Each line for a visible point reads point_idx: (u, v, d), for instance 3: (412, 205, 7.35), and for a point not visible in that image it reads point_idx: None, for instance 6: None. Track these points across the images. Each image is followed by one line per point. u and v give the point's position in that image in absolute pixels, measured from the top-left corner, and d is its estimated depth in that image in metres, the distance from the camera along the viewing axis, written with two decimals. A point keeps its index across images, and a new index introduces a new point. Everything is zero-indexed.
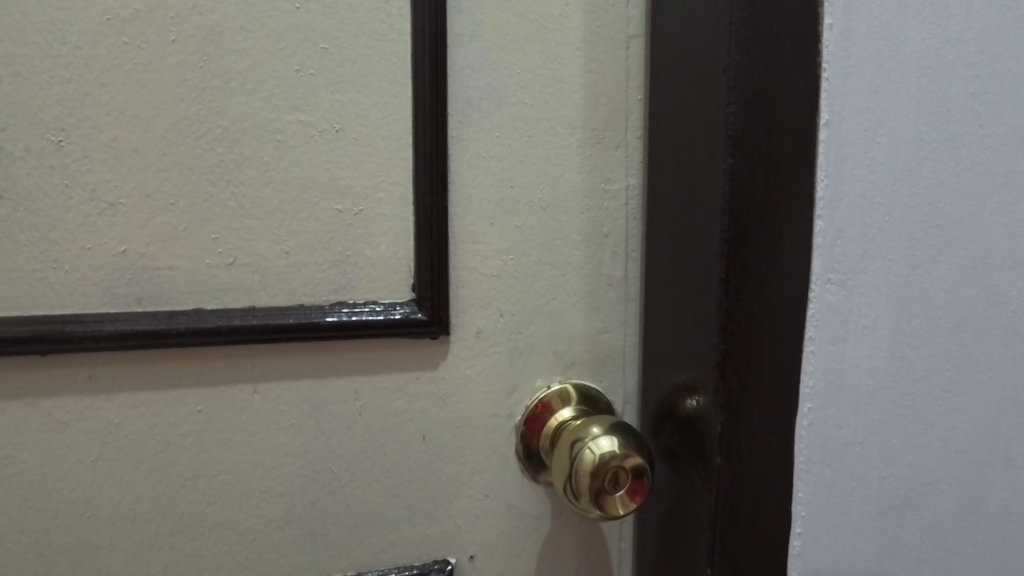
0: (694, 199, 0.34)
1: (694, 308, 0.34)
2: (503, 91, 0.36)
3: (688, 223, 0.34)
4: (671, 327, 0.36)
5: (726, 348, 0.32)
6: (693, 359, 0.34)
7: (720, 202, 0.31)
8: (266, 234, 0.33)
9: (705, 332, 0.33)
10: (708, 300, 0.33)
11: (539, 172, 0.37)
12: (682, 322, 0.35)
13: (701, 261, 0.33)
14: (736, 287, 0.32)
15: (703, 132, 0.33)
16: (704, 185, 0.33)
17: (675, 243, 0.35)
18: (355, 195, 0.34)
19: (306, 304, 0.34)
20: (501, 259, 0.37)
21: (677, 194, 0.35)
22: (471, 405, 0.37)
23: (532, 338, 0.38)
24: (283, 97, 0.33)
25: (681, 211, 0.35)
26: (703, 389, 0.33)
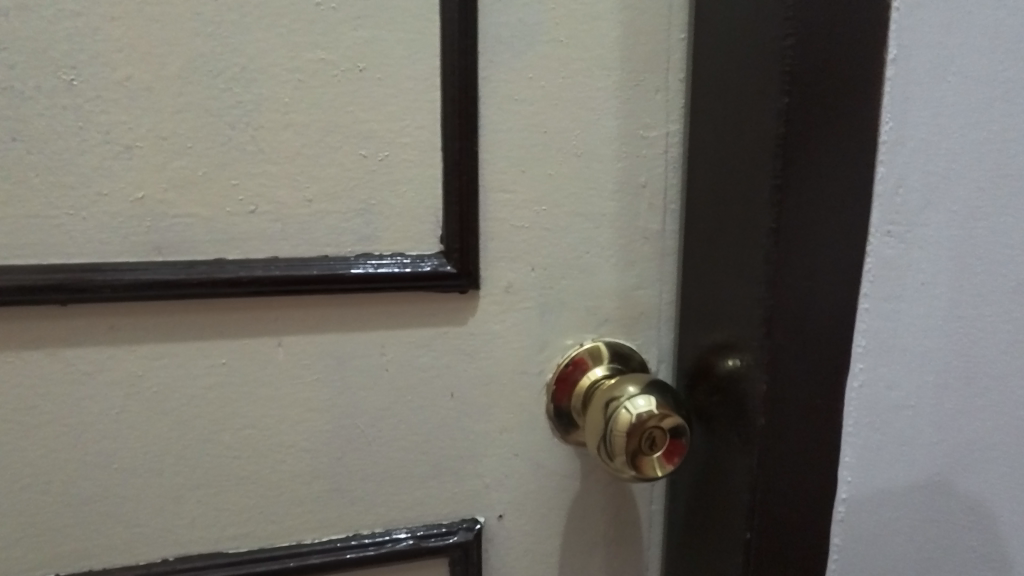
0: (741, 142, 0.31)
1: (738, 262, 0.32)
2: (536, 27, 0.34)
3: (734, 171, 0.32)
4: (711, 283, 0.34)
5: (773, 304, 0.30)
6: (735, 315, 0.32)
7: (771, 147, 0.29)
8: (288, 181, 0.32)
9: (750, 286, 0.31)
10: (754, 254, 0.30)
11: (574, 117, 0.35)
12: (723, 276, 0.33)
13: (747, 212, 0.31)
14: (785, 238, 0.30)
15: (754, 69, 0.30)
16: (752, 129, 0.30)
17: (718, 193, 0.33)
18: (379, 140, 0.32)
19: (330, 255, 0.33)
20: (533, 210, 0.35)
21: (721, 139, 0.33)
22: (500, 362, 0.36)
23: (564, 293, 0.36)
24: (303, 33, 0.31)
25: (726, 158, 0.32)
26: (746, 346, 0.31)
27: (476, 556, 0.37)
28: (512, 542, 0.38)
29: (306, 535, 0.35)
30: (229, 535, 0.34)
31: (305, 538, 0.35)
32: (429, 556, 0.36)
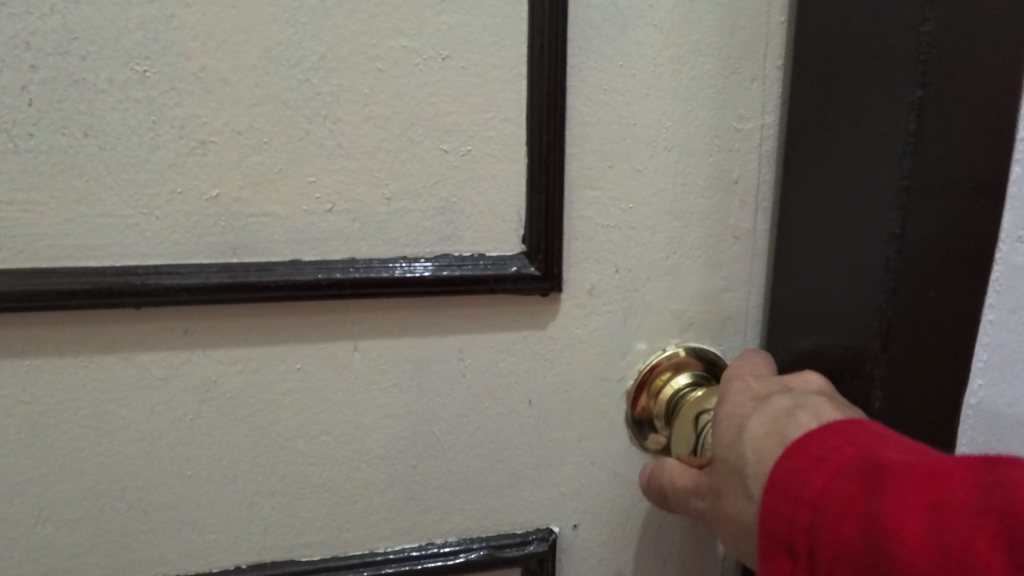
0: (859, 139, 0.29)
1: (850, 269, 0.29)
2: (629, 10, 0.31)
3: (849, 171, 0.29)
4: (812, 289, 0.32)
5: (893, 314, 0.28)
6: (844, 325, 0.30)
7: (903, 146, 0.26)
8: (368, 177, 0.30)
9: (864, 295, 0.29)
10: (874, 261, 0.28)
11: (664, 108, 0.33)
12: (830, 283, 0.31)
13: (867, 216, 0.28)
14: (911, 243, 0.27)
15: (880, 58, 0.27)
16: (876, 125, 0.28)
17: (825, 194, 0.31)
18: (462, 134, 0.30)
19: (409, 256, 0.31)
20: (619, 208, 0.33)
21: (831, 134, 0.30)
22: (580, 368, 0.34)
23: (649, 296, 0.34)
24: (385, 19, 0.29)
25: (836, 157, 0.30)
26: (858, 358, 0.29)
27: (551, 566, 0.36)
28: (586, 552, 0.37)
29: (380, 544, 0.34)
30: (303, 542, 0.33)
31: (379, 547, 0.34)
32: (504, 566, 0.35)
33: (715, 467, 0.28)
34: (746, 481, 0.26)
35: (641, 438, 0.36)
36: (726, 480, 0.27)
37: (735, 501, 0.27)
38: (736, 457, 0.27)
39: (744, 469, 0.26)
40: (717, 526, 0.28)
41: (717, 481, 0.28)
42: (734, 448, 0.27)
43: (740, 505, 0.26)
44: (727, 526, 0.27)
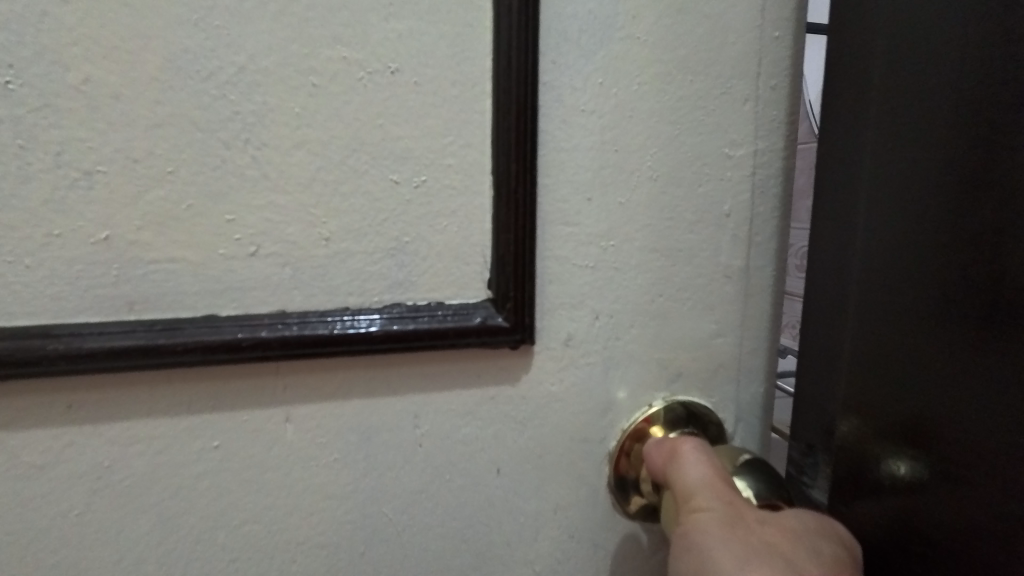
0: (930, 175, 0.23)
1: (942, 340, 0.23)
2: (609, 21, 0.27)
3: (909, 214, 0.24)
4: (874, 327, 0.26)
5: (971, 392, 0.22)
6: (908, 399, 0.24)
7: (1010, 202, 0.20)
8: (301, 215, 0.25)
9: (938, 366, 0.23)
10: (964, 339, 0.22)
11: (648, 132, 0.29)
12: (889, 346, 0.25)
13: (970, 290, 0.22)
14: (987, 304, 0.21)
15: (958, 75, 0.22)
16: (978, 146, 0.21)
17: (880, 239, 0.25)
18: (415, 162, 0.26)
19: (353, 307, 0.26)
20: (599, 246, 0.29)
21: (951, 162, 0.22)
22: (556, 430, 0.30)
23: (632, 345, 0.30)
24: (321, 24, 0.24)
25: (941, 195, 0.23)
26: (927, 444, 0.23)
27: None
28: None
29: None
30: None
31: None
32: None
33: (775, 517, 0.25)
34: (794, 556, 0.23)
35: (642, 424, 0.31)
36: (780, 535, 0.24)
37: (772, 547, 0.24)
38: (808, 540, 0.24)
39: (802, 553, 0.24)
40: (713, 529, 0.25)
41: (768, 521, 0.25)
42: (807, 534, 0.24)
43: (771, 554, 0.23)
44: (735, 544, 0.24)
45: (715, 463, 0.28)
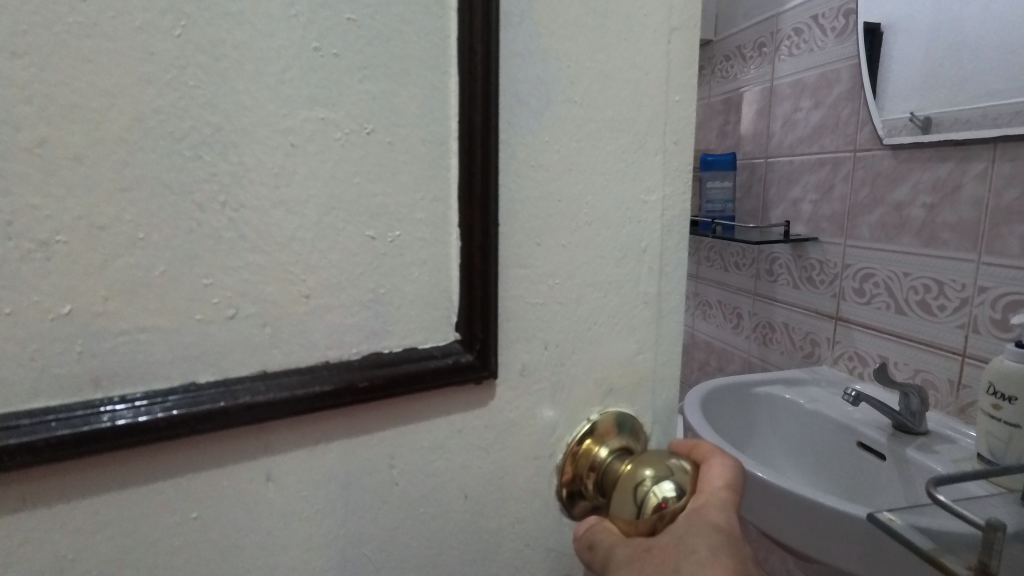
0: None
1: None
2: (553, 86, 0.30)
3: None
4: None
5: None
6: None
7: None
8: (280, 274, 0.25)
9: None
10: None
11: (585, 183, 0.33)
12: None
13: None
14: None
15: None
16: None
17: None
18: (389, 217, 0.27)
19: (332, 360, 0.26)
20: (547, 284, 0.32)
21: None
22: (513, 452, 0.33)
23: (574, 368, 0.34)
24: (299, 85, 0.24)
25: None
26: None
27: None
28: None
29: None
30: None
31: None
32: None
33: (661, 536, 0.30)
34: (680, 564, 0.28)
35: (568, 456, 0.35)
36: (664, 549, 0.29)
37: (659, 565, 0.29)
38: (685, 543, 0.29)
39: (685, 557, 0.28)
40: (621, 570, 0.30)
41: (654, 544, 0.30)
42: (685, 538, 0.29)
43: (660, 571, 0.28)
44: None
45: (628, 484, 0.32)
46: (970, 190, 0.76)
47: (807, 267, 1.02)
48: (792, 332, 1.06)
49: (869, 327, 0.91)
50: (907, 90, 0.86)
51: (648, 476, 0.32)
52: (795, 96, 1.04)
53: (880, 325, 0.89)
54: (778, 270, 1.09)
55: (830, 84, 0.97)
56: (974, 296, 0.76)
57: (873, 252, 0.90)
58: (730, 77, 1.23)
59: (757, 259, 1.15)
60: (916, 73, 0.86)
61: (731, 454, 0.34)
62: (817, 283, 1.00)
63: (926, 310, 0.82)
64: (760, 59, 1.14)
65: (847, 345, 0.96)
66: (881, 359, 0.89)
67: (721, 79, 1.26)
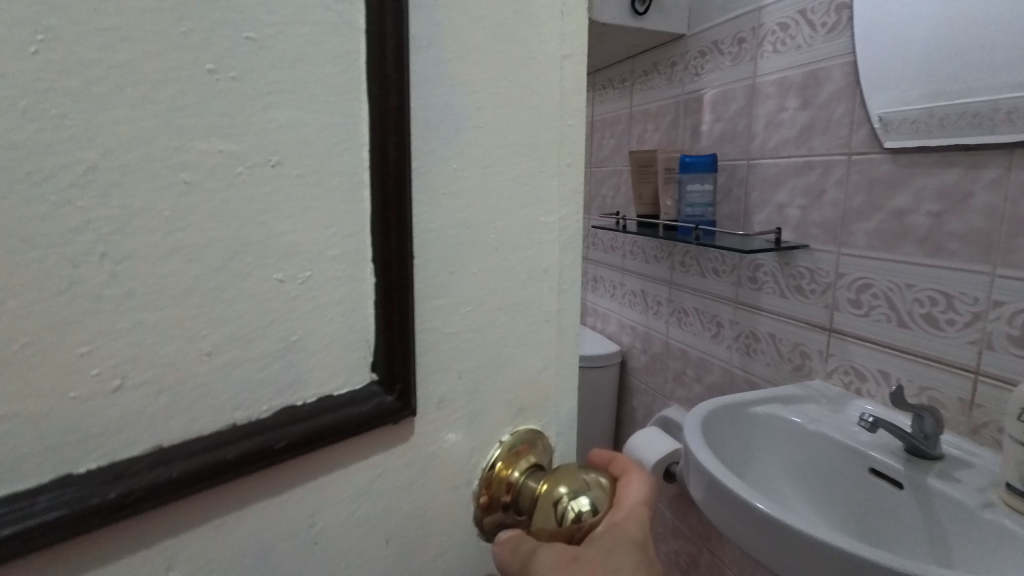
0: None
1: None
2: (461, 112, 0.30)
3: None
4: None
5: None
6: None
7: None
8: (178, 332, 0.21)
9: None
10: None
11: (494, 208, 0.32)
12: None
13: None
14: None
15: None
16: None
17: None
18: (300, 257, 0.24)
19: (243, 422, 0.23)
20: (461, 312, 0.32)
21: None
22: (434, 486, 0.32)
23: (488, 393, 0.34)
24: (192, 113, 0.21)
25: None
26: None
27: None
28: None
29: None
30: None
31: None
32: None
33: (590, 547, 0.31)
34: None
35: (484, 481, 0.35)
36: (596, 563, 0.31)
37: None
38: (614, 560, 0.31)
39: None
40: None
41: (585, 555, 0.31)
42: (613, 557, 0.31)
43: None
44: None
45: (546, 499, 0.33)
46: (983, 198, 0.69)
47: (795, 275, 0.94)
48: (778, 344, 0.98)
49: (829, 329, 0.89)
50: (909, 71, 0.78)
51: (566, 489, 0.33)
52: (762, 100, 0.98)
53: (880, 338, 0.82)
54: (760, 277, 1.01)
55: (819, 83, 0.88)
56: (988, 310, 0.70)
57: (863, 258, 0.83)
58: (703, 73, 1.11)
59: (739, 267, 1.05)
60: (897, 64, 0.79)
61: (647, 471, 0.37)
62: (787, 292, 0.96)
63: (932, 323, 0.75)
64: (706, 64, 1.10)
65: (842, 359, 0.88)
66: (877, 372, 0.83)
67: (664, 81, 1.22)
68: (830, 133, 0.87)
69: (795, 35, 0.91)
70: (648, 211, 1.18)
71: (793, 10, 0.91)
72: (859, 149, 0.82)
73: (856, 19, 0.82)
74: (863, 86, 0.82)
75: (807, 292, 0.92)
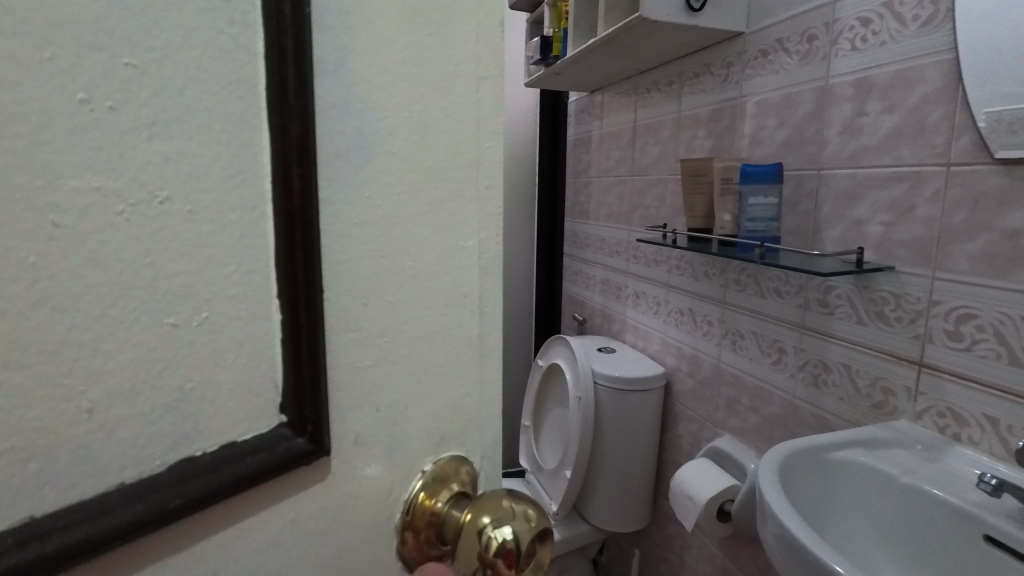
0: None
1: None
2: (372, 137, 0.29)
3: None
4: None
5: None
6: None
7: None
8: (49, 391, 0.19)
9: None
10: None
11: (409, 235, 0.31)
12: None
13: None
14: None
15: None
16: None
17: None
18: (195, 299, 0.22)
19: (131, 483, 0.21)
20: (376, 344, 0.30)
21: None
22: (351, 526, 0.31)
23: (408, 425, 0.33)
24: (61, 148, 0.18)
25: None
26: None
27: None
28: None
29: None
30: None
31: None
32: None
33: None
34: None
35: (405, 513, 0.34)
36: None
37: None
38: None
39: None
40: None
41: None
42: None
43: None
44: None
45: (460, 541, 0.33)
46: None
47: (873, 299, 0.86)
48: (854, 376, 0.89)
49: (892, 356, 0.83)
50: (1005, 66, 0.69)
51: (490, 518, 0.33)
52: (835, 104, 0.90)
53: (991, 380, 0.72)
54: (828, 299, 0.93)
55: (908, 83, 0.79)
56: None
57: (968, 285, 0.73)
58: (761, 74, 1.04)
59: (806, 287, 0.97)
60: (994, 60, 0.70)
61: None
62: (863, 319, 0.87)
63: None
64: (767, 66, 1.03)
65: (936, 399, 0.78)
66: (981, 417, 0.73)
67: (714, 85, 1.16)
68: (925, 138, 0.77)
69: (877, 30, 0.83)
70: (699, 224, 1.11)
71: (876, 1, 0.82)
72: (958, 160, 0.73)
73: (958, 5, 0.72)
74: (971, 83, 0.72)
75: (887, 318, 0.83)
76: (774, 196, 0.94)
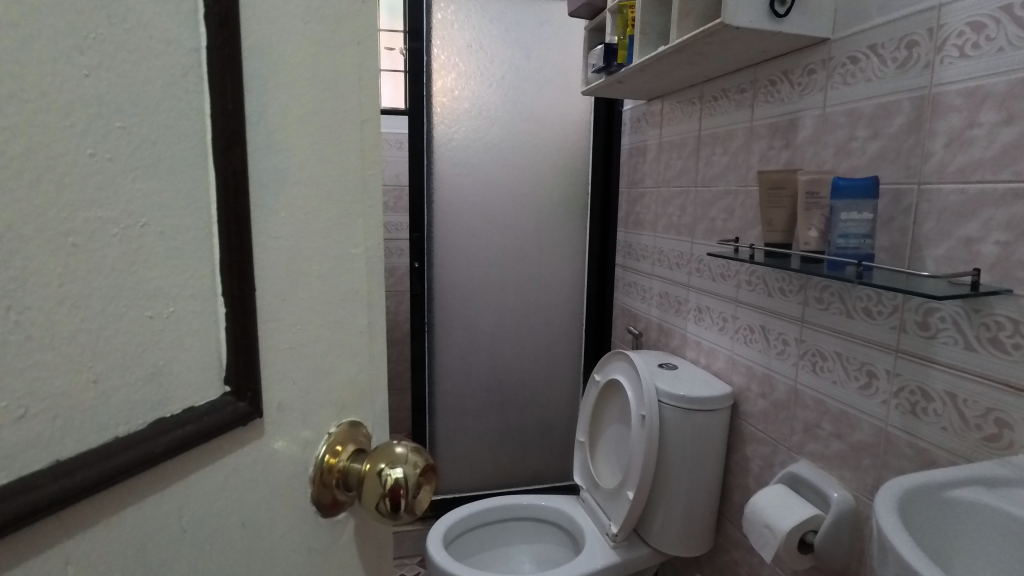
0: None
1: None
2: (285, 171, 0.37)
3: None
4: None
5: None
6: None
7: None
8: (67, 365, 0.26)
9: None
10: None
11: (315, 245, 0.40)
12: None
13: None
14: None
15: None
16: None
17: None
18: (165, 297, 0.30)
19: (124, 436, 0.28)
20: (292, 331, 0.39)
21: None
22: (277, 475, 0.39)
23: (318, 395, 0.42)
24: (77, 189, 0.26)
25: None
26: None
27: None
28: None
29: None
30: None
31: None
32: None
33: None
34: None
35: (318, 468, 0.42)
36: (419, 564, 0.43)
37: None
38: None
39: None
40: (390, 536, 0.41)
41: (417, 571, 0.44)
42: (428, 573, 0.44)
43: None
44: None
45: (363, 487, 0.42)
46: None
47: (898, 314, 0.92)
48: (961, 406, 0.84)
49: (1005, 384, 0.78)
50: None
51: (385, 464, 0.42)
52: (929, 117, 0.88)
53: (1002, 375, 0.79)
54: (930, 322, 0.88)
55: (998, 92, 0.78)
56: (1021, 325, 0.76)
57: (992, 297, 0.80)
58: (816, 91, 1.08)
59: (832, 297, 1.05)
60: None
61: None
62: (971, 345, 0.82)
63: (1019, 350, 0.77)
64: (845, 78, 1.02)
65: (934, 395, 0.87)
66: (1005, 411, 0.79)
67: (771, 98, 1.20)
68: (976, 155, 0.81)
69: (991, 36, 0.78)
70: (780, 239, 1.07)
71: (994, 5, 0.78)
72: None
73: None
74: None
75: (1004, 346, 0.78)
76: (870, 211, 0.89)
